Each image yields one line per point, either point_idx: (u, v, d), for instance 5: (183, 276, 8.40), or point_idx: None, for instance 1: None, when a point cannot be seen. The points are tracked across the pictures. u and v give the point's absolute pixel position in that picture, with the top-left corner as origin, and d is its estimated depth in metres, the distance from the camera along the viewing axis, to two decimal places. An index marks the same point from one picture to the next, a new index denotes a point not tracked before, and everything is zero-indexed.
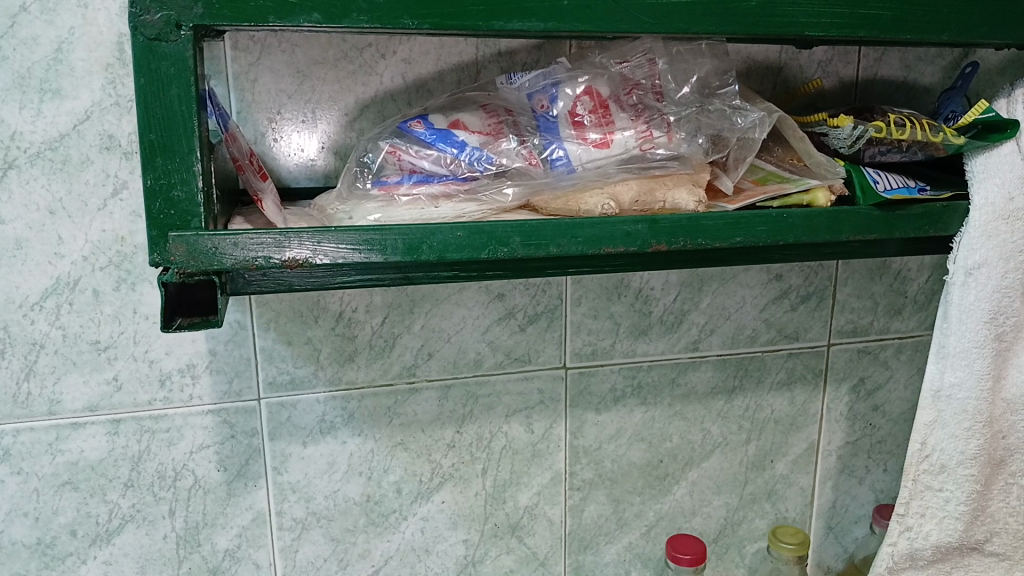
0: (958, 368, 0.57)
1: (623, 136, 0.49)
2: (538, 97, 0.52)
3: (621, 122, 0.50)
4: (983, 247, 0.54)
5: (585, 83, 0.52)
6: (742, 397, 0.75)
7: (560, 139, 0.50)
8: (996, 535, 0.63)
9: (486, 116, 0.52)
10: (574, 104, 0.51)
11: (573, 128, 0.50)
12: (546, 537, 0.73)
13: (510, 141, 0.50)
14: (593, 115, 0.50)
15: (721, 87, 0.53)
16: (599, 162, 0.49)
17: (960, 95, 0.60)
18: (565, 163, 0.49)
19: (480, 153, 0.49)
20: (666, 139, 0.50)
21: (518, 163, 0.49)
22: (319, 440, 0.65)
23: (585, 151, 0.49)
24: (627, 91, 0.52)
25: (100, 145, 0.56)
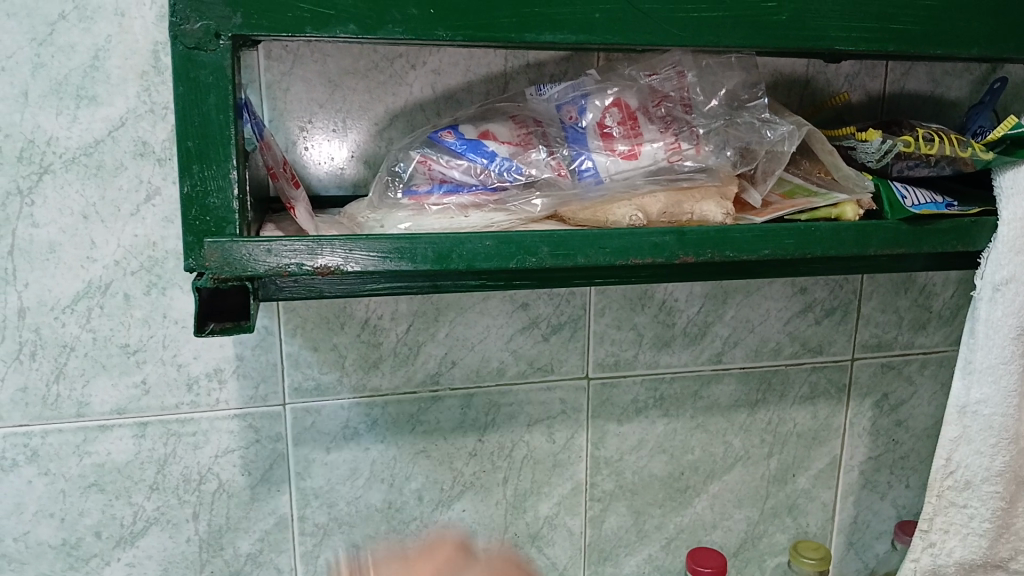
0: (985, 384, 0.57)
1: (650, 149, 0.50)
2: (567, 108, 0.53)
3: (650, 134, 0.51)
4: (1010, 262, 0.54)
5: (615, 96, 0.52)
6: (764, 410, 0.75)
7: (588, 150, 0.50)
8: (1021, 552, 0.62)
9: (515, 127, 0.52)
10: (603, 117, 0.51)
11: (601, 141, 0.50)
12: (566, 547, 0.73)
13: (539, 152, 0.50)
14: (621, 127, 0.51)
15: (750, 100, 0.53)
16: (629, 172, 0.49)
17: (988, 110, 0.59)
18: (592, 174, 0.49)
19: (510, 163, 0.49)
20: (695, 151, 0.50)
21: (546, 174, 0.50)
22: (343, 446, 0.65)
23: (615, 163, 0.49)
24: (656, 103, 0.52)
25: (135, 151, 0.57)
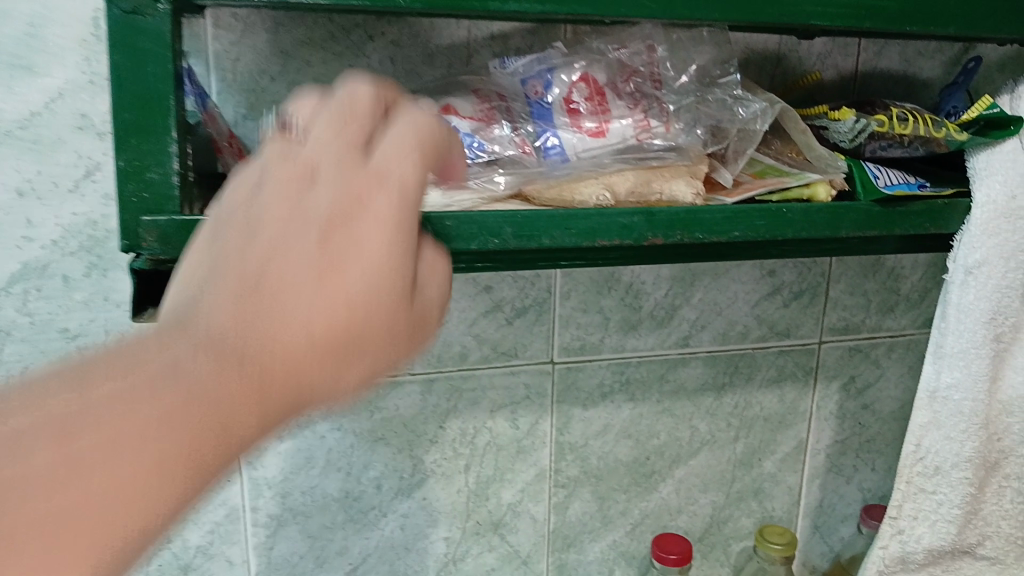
0: (955, 369, 0.56)
1: (618, 127, 0.48)
2: (532, 82, 0.50)
3: (618, 110, 0.49)
4: (984, 246, 0.53)
5: (581, 71, 0.50)
6: (731, 394, 0.73)
7: (553, 127, 0.48)
8: (988, 538, 0.61)
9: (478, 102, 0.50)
10: (569, 93, 0.49)
11: (568, 117, 0.48)
12: (529, 534, 0.71)
13: (502, 129, 0.48)
14: (589, 103, 0.49)
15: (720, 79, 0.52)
16: (597, 151, 0.47)
17: (962, 90, 0.58)
18: (558, 152, 0.48)
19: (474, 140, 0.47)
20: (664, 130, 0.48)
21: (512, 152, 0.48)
22: (297, 434, 0.63)
23: (583, 142, 0.47)
24: (625, 78, 0.50)
25: (73, 124, 0.54)
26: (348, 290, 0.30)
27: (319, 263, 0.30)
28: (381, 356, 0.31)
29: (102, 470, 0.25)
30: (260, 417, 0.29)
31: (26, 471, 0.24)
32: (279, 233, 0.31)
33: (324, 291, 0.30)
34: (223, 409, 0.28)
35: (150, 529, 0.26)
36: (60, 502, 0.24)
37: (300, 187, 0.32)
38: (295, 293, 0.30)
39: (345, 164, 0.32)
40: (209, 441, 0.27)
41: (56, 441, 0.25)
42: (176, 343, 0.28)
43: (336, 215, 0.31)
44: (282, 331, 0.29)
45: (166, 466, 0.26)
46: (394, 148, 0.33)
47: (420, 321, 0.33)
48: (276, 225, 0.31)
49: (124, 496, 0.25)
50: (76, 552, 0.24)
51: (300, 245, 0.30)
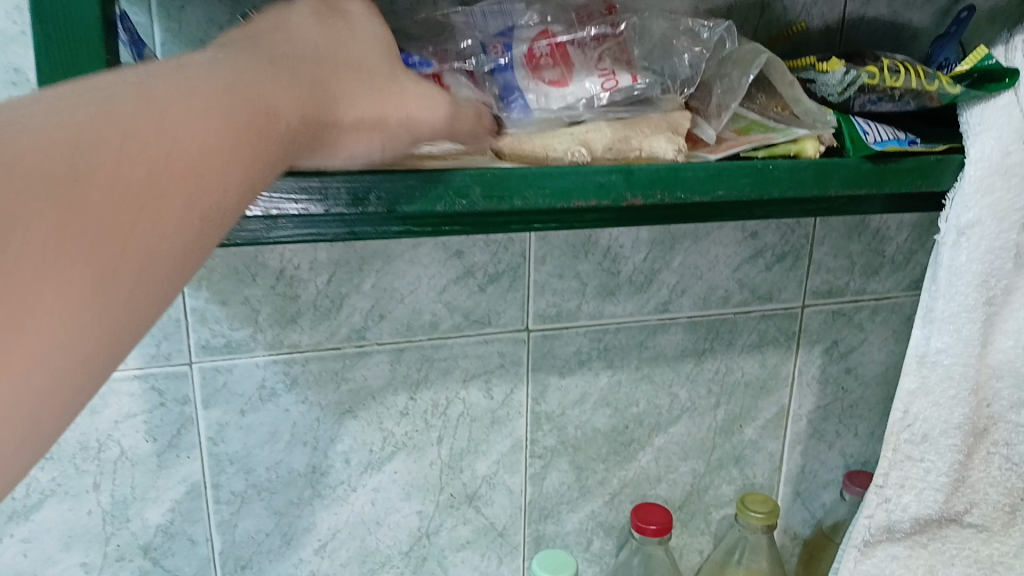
0: (945, 333, 0.54)
1: (583, 81, 0.45)
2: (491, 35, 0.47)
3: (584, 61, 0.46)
4: (976, 204, 0.50)
5: (542, 24, 0.47)
6: (711, 360, 0.71)
7: (514, 78, 0.45)
8: (976, 505, 0.60)
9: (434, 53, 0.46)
10: (531, 46, 0.46)
11: (529, 71, 0.45)
12: (505, 506, 0.69)
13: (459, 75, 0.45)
14: (551, 53, 0.46)
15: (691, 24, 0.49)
16: (562, 106, 0.45)
17: (954, 42, 0.55)
18: (519, 106, 0.45)
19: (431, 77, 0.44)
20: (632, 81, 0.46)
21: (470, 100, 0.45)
22: (259, 408, 0.60)
23: (547, 97, 0.45)
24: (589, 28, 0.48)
25: (5, 79, 0.50)
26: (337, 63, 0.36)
27: (320, 41, 0.36)
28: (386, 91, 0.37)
29: (177, 113, 0.28)
30: (299, 113, 0.33)
31: (115, 110, 0.27)
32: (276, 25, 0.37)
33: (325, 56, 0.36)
34: (268, 84, 0.32)
35: (221, 195, 0.29)
36: (144, 142, 0.26)
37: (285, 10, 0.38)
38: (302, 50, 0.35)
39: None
40: (258, 112, 0.31)
41: (122, 137, 0.26)
42: (208, 58, 0.32)
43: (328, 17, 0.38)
44: (300, 65, 0.34)
45: (230, 128, 0.29)
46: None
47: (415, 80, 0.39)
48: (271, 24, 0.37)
49: (197, 155, 0.28)
50: (167, 183, 0.27)
51: (301, 31, 0.37)
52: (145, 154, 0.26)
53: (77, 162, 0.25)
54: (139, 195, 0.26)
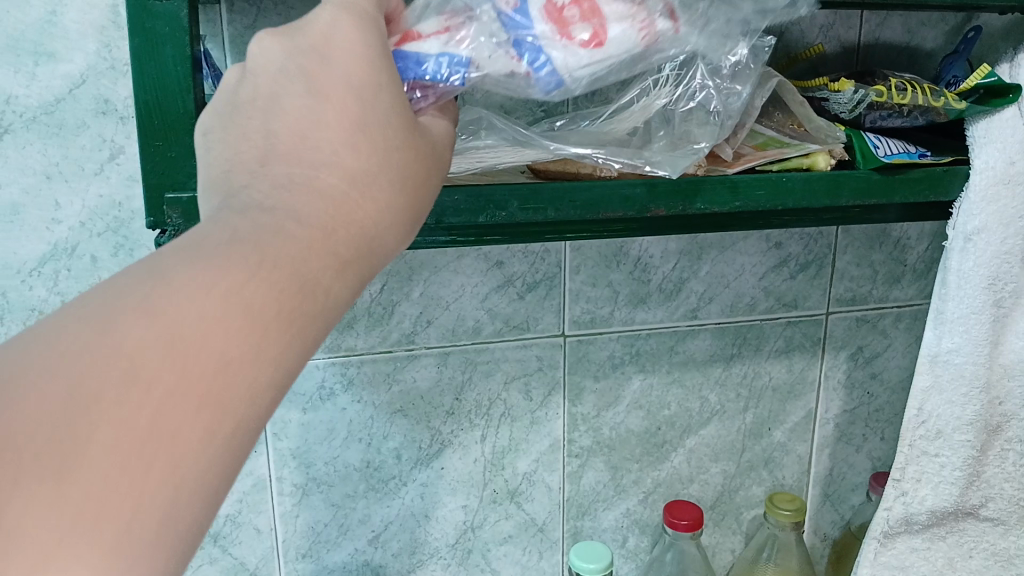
0: (956, 334, 0.57)
1: (615, 34, 0.37)
2: None
3: (614, 7, 0.37)
4: (982, 212, 0.54)
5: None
6: (740, 364, 0.75)
7: (535, 35, 0.37)
8: (991, 500, 0.62)
9: (441, 19, 0.39)
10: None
11: (553, 11, 0.37)
12: (544, 503, 0.73)
13: (476, 36, 0.38)
14: (576, 3, 0.37)
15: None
16: (598, 59, 0.37)
17: (963, 60, 0.59)
18: (551, 71, 0.37)
19: (450, 56, 0.37)
20: (675, 28, 0.39)
21: (498, 65, 0.38)
22: (319, 406, 0.66)
23: (578, 46, 0.37)
24: None
25: (96, 109, 0.55)
26: (363, 158, 0.31)
27: (342, 137, 0.31)
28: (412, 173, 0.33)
29: (193, 324, 0.24)
30: (332, 257, 0.29)
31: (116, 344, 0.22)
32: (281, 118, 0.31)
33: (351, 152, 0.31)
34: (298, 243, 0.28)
35: (253, 399, 0.25)
36: (155, 369, 0.23)
37: (277, 92, 0.32)
38: (322, 156, 0.31)
39: (308, 55, 0.32)
40: (289, 283, 0.27)
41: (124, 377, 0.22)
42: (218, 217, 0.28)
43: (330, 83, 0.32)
44: (323, 182, 0.30)
45: (257, 315, 0.25)
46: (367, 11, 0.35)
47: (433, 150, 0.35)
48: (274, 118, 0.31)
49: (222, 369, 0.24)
50: (185, 422, 0.23)
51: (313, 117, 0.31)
52: (159, 388, 0.22)
53: (68, 439, 0.21)
54: (150, 436, 0.22)
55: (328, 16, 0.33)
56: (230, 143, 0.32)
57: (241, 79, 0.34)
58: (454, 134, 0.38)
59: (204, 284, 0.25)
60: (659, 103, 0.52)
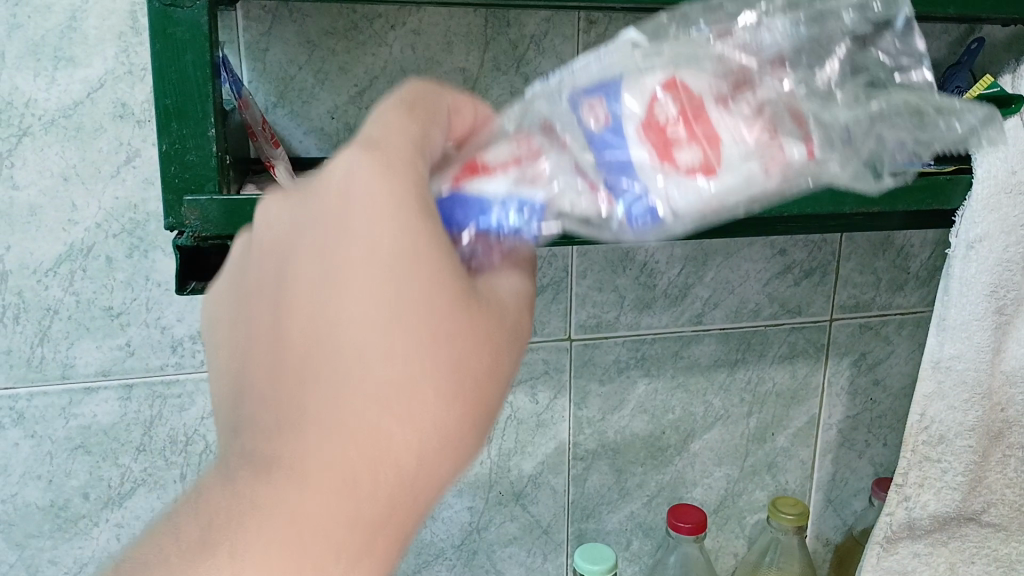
0: (957, 342, 0.58)
1: (735, 160, 0.33)
2: (588, 106, 0.36)
3: (730, 131, 0.34)
4: (985, 221, 0.55)
5: (663, 65, 0.36)
6: (744, 370, 0.76)
7: (632, 164, 0.34)
8: (992, 505, 0.63)
9: (513, 146, 0.36)
10: (649, 101, 0.34)
11: (655, 141, 0.34)
12: (549, 505, 0.74)
13: (557, 172, 0.35)
14: (685, 129, 0.34)
15: (940, 135, 0.43)
16: (710, 200, 0.33)
17: (966, 71, 0.60)
18: (647, 209, 0.33)
19: (525, 201, 0.34)
20: (803, 154, 0.35)
21: (582, 211, 0.34)
22: None
23: (687, 184, 0.33)
24: (735, 90, 0.36)
25: (113, 113, 0.56)
26: (385, 357, 0.28)
27: (361, 334, 0.28)
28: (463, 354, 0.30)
29: None
30: (355, 486, 0.27)
31: None
32: (297, 310, 0.29)
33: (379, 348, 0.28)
34: (310, 486, 0.27)
35: None
36: None
37: (299, 269, 0.30)
38: (346, 360, 0.28)
39: (322, 223, 0.30)
40: (303, 533, 0.27)
41: None
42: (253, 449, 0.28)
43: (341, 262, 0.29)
44: (343, 397, 0.28)
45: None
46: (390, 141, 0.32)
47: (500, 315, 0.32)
48: (289, 310, 0.30)
49: None
50: None
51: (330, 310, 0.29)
52: None
53: None
54: None
55: (342, 167, 0.31)
56: (253, 330, 0.31)
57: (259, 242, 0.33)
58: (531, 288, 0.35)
59: (230, 557, 0.26)
60: None
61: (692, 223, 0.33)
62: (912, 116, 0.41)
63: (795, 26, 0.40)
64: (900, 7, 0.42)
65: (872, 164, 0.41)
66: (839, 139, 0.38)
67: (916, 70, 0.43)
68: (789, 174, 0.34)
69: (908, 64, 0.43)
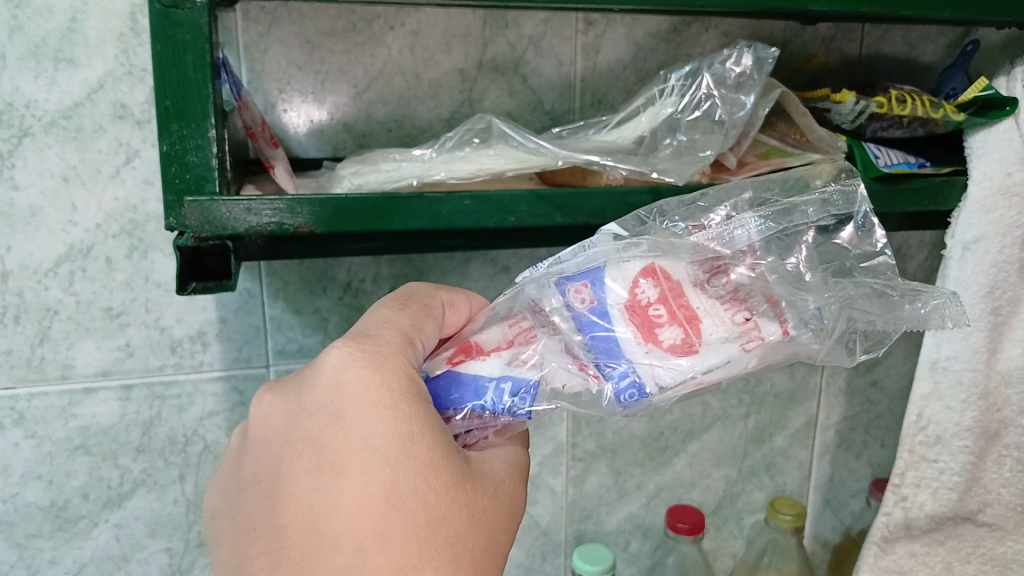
0: (954, 342, 0.59)
1: (712, 342, 0.40)
2: (575, 288, 0.43)
3: (705, 314, 0.41)
4: (980, 222, 0.56)
5: (646, 256, 0.43)
6: (742, 370, 0.76)
7: (617, 344, 0.41)
8: (989, 505, 0.63)
9: (504, 331, 0.44)
10: (633, 288, 0.42)
11: (641, 325, 0.41)
12: (548, 506, 0.74)
13: (549, 357, 0.42)
14: (667, 313, 0.41)
15: (904, 313, 0.45)
16: (694, 375, 0.40)
17: (962, 72, 0.60)
18: (633, 385, 0.40)
19: (522, 381, 0.41)
20: (781, 332, 0.42)
21: (575, 387, 0.41)
22: None
23: (671, 360, 0.40)
24: (710, 276, 0.44)
25: (114, 114, 0.56)
26: None
27: None
28: (461, 543, 0.38)
29: None
30: None
31: None
32: (301, 505, 0.37)
33: (382, 542, 0.36)
34: None
35: None
36: None
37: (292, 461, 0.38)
38: None
39: (324, 433, 0.38)
40: None
41: None
42: None
43: (346, 465, 0.37)
44: None
45: None
46: (384, 335, 0.42)
47: (494, 501, 0.40)
48: (293, 504, 0.37)
49: None
50: None
51: (335, 506, 0.36)
52: None
53: None
54: None
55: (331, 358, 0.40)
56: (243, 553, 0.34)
57: (258, 436, 0.41)
58: (510, 438, 0.45)
59: None
60: (665, 112, 0.53)
61: (677, 394, 0.41)
62: (877, 296, 0.45)
63: (764, 221, 0.46)
64: (861, 203, 0.48)
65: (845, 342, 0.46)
66: (813, 323, 0.44)
67: (871, 246, 0.48)
68: (765, 353, 0.41)
69: (868, 248, 0.48)
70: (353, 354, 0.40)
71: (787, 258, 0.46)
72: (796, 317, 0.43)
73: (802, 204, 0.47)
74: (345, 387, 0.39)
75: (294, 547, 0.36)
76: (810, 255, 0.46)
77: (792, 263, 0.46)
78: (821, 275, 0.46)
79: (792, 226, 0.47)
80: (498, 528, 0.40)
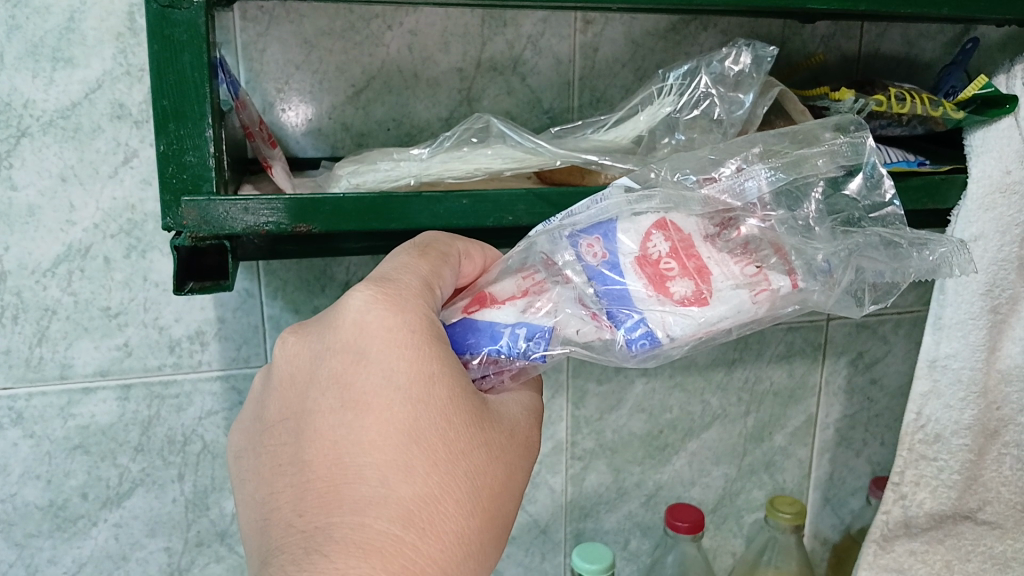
0: (954, 340, 0.59)
1: (723, 292, 0.41)
2: (587, 241, 0.43)
3: (716, 267, 0.42)
4: (980, 219, 0.55)
5: (658, 209, 0.44)
6: (742, 369, 0.76)
7: (630, 294, 0.41)
8: (988, 503, 0.63)
9: (518, 282, 0.44)
10: (645, 241, 0.42)
11: (653, 277, 0.41)
12: (547, 505, 0.74)
13: (563, 305, 0.43)
14: (677, 265, 0.42)
15: (913, 261, 0.46)
16: (703, 326, 0.40)
17: (961, 70, 0.60)
18: (645, 333, 0.41)
19: (536, 328, 0.42)
20: (790, 286, 0.43)
21: (588, 335, 0.42)
22: None
23: (683, 310, 0.41)
24: (719, 228, 0.45)
25: (112, 113, 0.56)
26: None
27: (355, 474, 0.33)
28: (479, 477, 0.38)
29: None
30: None
31: None
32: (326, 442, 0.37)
33: (406, 473, 0.36)
34: None
35: None
36: None
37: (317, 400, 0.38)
38: None
39: (347, 371, 0.38)
40: None
41: None
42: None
43: (369, 401, 0.37)
44: None
45: None
46: (404, 279, 0.41)
47: (510, 440, 0.41)
48: (317, 441, 0.37)
49: None
50: None
51: (359, 442, 0.36)
52: None
53: None
54: None
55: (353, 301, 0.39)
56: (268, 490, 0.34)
57: (281, 376, 0.40)
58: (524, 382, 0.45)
59: None
60: (665, 111, 0.52)
61: (687, 342, 0.41)
62: (885, 246, 0.46)
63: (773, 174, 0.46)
64: (868, 157, 0.48)
65: (853, 292, 0.46)
66: (819, 275, 0.44)
67: (880, 197, 0.48)
68: (773, 301, 0.42)
69: (878, 199, 0.48)
70: (374, 298, 0.39)
71: (797, 211, 0.47)
72: (804, 266, 0.44)
73: (813, 156, 0.47)
74: (368, 328, 0.38)
75: (320, 481, 0.36)
76: (818, 208, 0.47)
77: (802, 216, 0.47)
78: (829, 227, 0.47)
79: (801, 178, 0.47)
80: (514, 467, 0.41)
